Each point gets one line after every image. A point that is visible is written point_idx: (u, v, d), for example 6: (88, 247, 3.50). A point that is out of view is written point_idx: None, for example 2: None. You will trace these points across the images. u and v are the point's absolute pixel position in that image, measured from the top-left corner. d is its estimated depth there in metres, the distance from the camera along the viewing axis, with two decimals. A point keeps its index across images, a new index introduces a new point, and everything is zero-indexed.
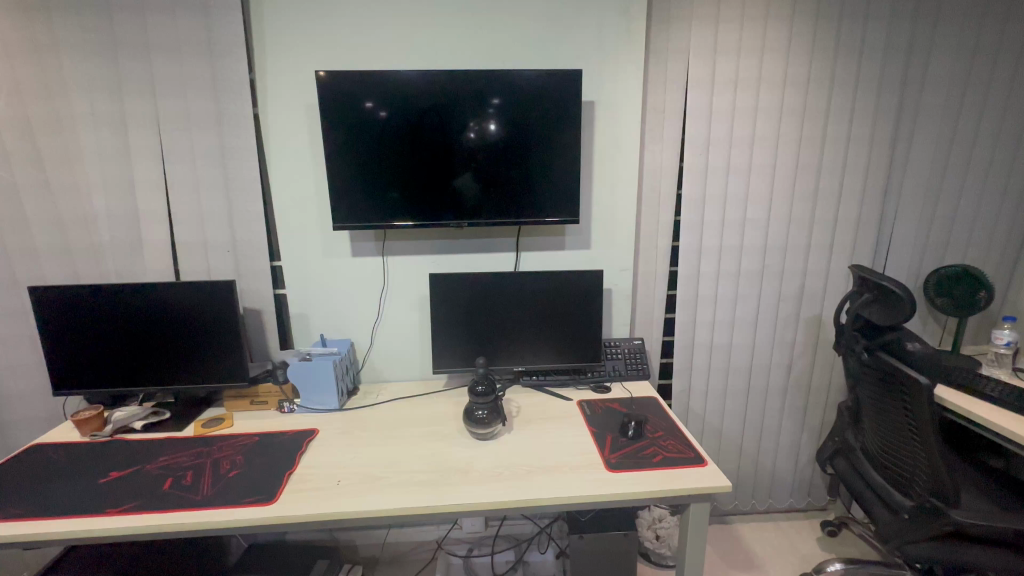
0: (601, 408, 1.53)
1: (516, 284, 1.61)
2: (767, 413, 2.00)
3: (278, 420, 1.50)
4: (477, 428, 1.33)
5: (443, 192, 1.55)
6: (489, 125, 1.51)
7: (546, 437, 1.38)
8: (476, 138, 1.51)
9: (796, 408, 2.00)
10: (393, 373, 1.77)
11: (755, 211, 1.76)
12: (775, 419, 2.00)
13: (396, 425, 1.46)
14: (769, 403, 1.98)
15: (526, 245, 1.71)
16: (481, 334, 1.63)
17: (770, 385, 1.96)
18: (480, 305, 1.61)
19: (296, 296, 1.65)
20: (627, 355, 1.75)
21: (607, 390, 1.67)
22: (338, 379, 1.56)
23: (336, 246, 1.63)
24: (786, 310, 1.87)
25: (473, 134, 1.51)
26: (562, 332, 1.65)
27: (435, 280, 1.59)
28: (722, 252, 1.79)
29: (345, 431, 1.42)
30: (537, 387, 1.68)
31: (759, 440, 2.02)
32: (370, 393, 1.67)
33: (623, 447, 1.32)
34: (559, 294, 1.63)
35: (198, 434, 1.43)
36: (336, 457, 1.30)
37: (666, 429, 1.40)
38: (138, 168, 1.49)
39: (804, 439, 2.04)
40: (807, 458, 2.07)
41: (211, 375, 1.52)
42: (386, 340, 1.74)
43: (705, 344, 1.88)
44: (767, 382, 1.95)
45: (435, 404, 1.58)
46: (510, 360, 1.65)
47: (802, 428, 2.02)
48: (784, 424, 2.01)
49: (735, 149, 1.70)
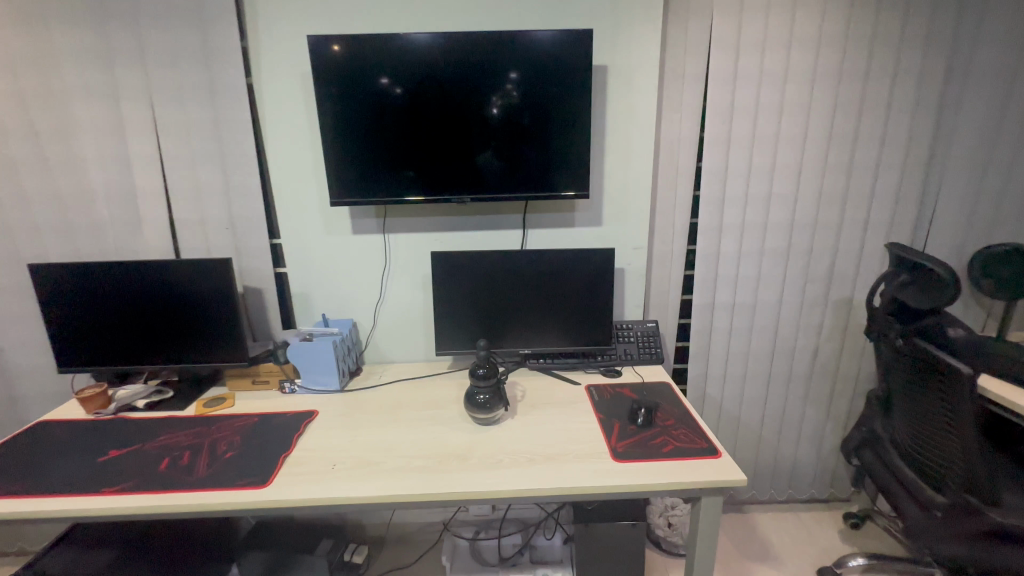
0: (609, 394, 1.46)
1: (523, 263, 1.53)
2: (788, 401, 1.90)
3: (279, 401, 1.48)
4: (477, 413, 1.27)
5: (466, 170, 1.47)
6: (513, 103, 1.41)
7: (551, 422, 1.32)
8: (501, 114, 1.42)
9: (820, 396, 1.89)
10: (397, 354, 1.72)
11: (782, 185, 1.63)
12: (797, 406, 1.90)
13: (398, 407, 1.42)
14: (792, 390, 1.88)
15: (534, 221, 1.62)
16: (485, 315, 1.57)
17: (794, 372, 1.85)
18: (485, 285, 1.55)
19: (297, 275, 1.62)
20: (640, 338, 1.67)
21: (617, 374, 1.59)
22: (339, 360, 1.52)
23: (338, 223, 1.58)
24: (814, 292, 1.75)
25: (497, 110, 1.42)
26: (572, 314, 1.58)
27: (438, 258, 1.52)
28: (745, 230, 1.67)
29: (345, 414, 1.39)
30: (545, 370, 1.62)
31: (779, 429, 1.93)
32: (373, 375, 1.64)
33: (632, 434, 1.25)
34: (568, 274, 1.55)
35: (199, 413, 1.41)
36: (334, 440, 1.27)
37: (679, 417, 1.32)
38: (134, 143, 1.45)
39: (829, 429, 1.93)
40: (831, 449, 1.96)
41: (213, 354, 1.50)
42: (390, 320, 1.69)
43: (723, 328, 1.78)
44: (790, 368, 1.85)
45: (439, 387, 1.54)
46: (516, 342, 1.59)
47: (827, 417, 1.91)
48: (808, 413, 1.91)
49: (761, 117, 1.56)
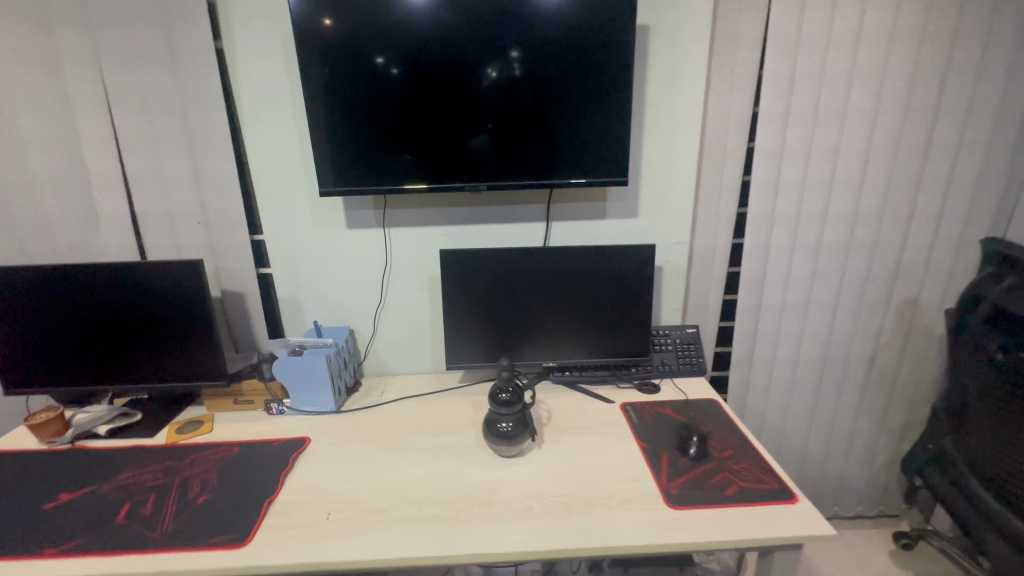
0: (650, 416, 1.25)
1: (545, 262, 1.31)
2: (839, 411, 1.70)
3: (264, 426, 1.27)
4: (500, 444, 1.07)
5: (455, 151, 1.23)
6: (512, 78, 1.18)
7: (585, 453, 1.12)
8: (492, 85, 1.18)
9: (875, 406, 1.69)
10: (400, 365, 1.51)
11: (846, 169, 1.41)
12: (848, 417, 1.70)
13: (404, 432, 1.22)
14: (843, 400, 1.68)
15: (558, 213, 1.39)
16: (502, 322, 1.35)
17: (846, 382, 1.65)
18: (503, 288, 1.33)
19: (284, 276, 1.40)
20: (679, 347, 1.46)
21: (655, 389, 1.38)
22: (334, 377, 1.31)
23: (330, 216, 1.35)
24: (874, 293, 1.54)
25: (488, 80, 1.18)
26: (603, 321, 1.36)
27: (447, 257, 1.30)
28: (800, 221, 1.45)
29: (342, 443, 1.18)
30: (571, 385, 1.41)
31: (827, 442, 1.73)
32: (374, 390, 1.43)
33: (683, 470, 1.05)
34: (599, 276, 1.33)
35: (170, 442, 1.21)
36: (329, 478, 1.07)
37: (737, 446, 1.12)
38: (83, 121, 1.21)
39: (882, 442, 1.74)
40: (883, 464, 1.77)
41: (187, 372, 1.29)
42: (391, 327, 1.47)
43: (769, 333, 1.57)
44: (843, 376, 1.64)
45: (451, 406, 1.33)
46: (538, 354, 1.38)
47: (881, 430, 1.72)
48: (860, 426, 1.71)
49: (827, 89, 1.33)
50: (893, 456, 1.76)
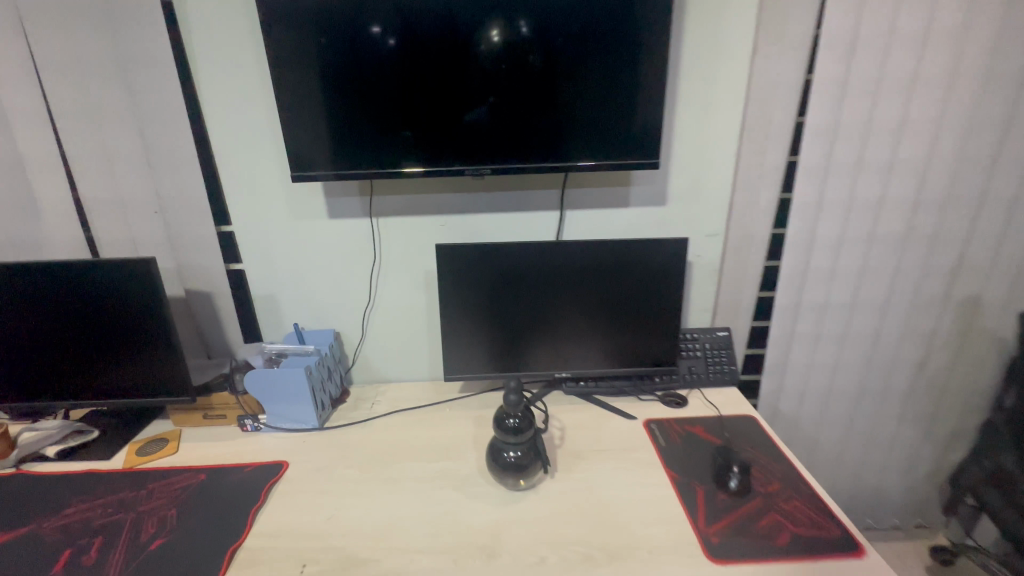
0: (679, 436, 1.09)
1: (559, 258, 1.13)
2: (881, 420, 1.53)
3: (237, 446, 1.11)
4: (506, 475, 0.92)
5: (453, 128, 1.03)
6: (517, 36, 0.97)
7: (607, 486, 0.96)
8: (492, 45, 0.98)
9: (921, 414, 1.52)
10: (393, 372, 1.35)
11: (910, 149, 1.20)
12: (891, 426, 1.54)
13: (396, 457, 1.06)
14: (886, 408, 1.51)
15: (573, 200, 1.20)
16: (509, 328, 1.18)
17: (891, 390, 1.48)
18: (510, 289, 1.15)
19: (259, 274, 1.22)
20: (708, 353, 1.29)
21: (682, 402, 1.22)
22: (317, 389, 1.15)
23: (309, 204, 1.16)
24: (930, 291, 1.36)
25: (489, 40, 0.97)
26: (624, 327, 1.19)
27: (443, 252, 1.12)
28: (852, 209, 1.26)
29: (324, 469, 1.03)
30: (586, 397, 1.24)
31: (864, 452, 1.58)
32: (363, 401, 1.27)
33: (723, 509, 0.90)
34: (620, 275, 1.15)
35: (129, 467, 1.05)
36: (308, 517, 0.91)
37: (783, 477, 0.96)
38: (10, 91, 1.02)
39: (926, 452, 1.58)
40: (924, 476, 1.62)
41: (147, 385, 1.12)
42: (382, 330, 1.30)
43: (808, 336, 1.40)
44: (888, 382, 1.47)
45: (451, 422, 1.17)
46: (550, 363, 1.21)
47: (925, 439, 1.56)
48: (902, 435, 1.55)
49: (894, 52, 1.12)
50: (934, 467, 1.61)
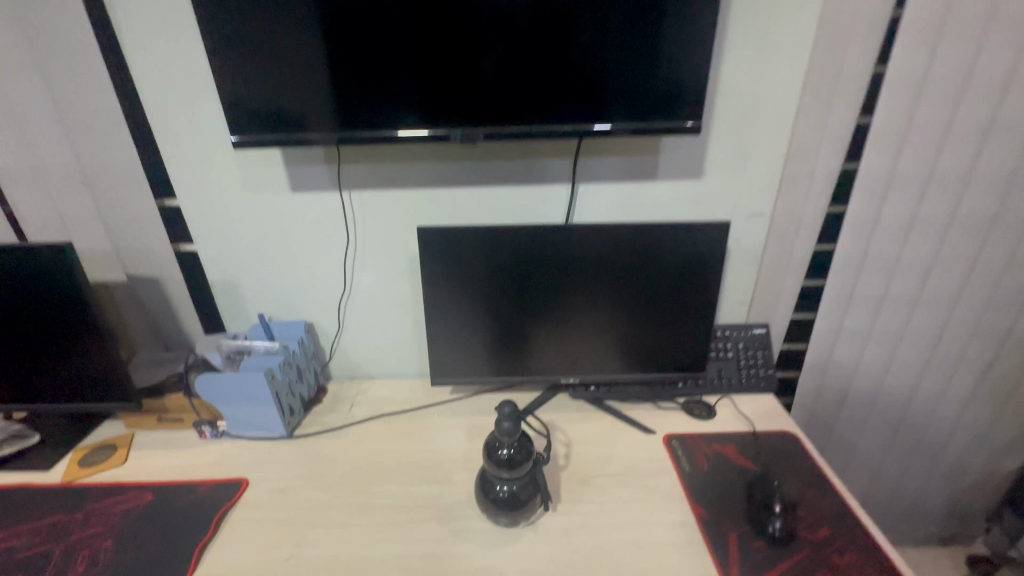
0: (707, 460, 0.92)
1: (568, 245, 0.93)
2: (933, 426, 1.34)
3: (193, 457, 0.97)
4: (498, 513, 0.77)
5: (462, 92, 0.81)
6: None
7: (618, 526, 0.80)
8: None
9: (979, 420, 1.33)
10: (377, 368, 1.18)
11: (1016, 109, 0.95)
12: (942, 432, 1.35)
13: (372, 477, 0.91)
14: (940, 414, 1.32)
15: (587, 171, 0.98)
16: (507, 327, 1.00)
17: (947, 394, 1.29)
18: (507, 281, 0.96)
19: (215, 258, 1.04)
20: (740, 353, 1.10)
21: (708, 412, 1.04)
22: (281, 395, 0.99)
23: (267, 174, 0.97)
24: (1010, 285, 1.14)
25: None
26: (644, 327, 1.00)
27: (427, 235, 0.92)
28: (931, 184, 1.03)
29: (287, 491, 0.89)
30: (596, 404, 1.07)
31: (909, 460, 1.40)
32: (341, 402, 1.11)
33: (761, 564, 0.73)
34: (642, 266, 0.95)
35: (67, 481, 0.92)
36: (263, 556, 0.78)
37: (834, 520, 0.79)
38: None
39: (978, 460, 1.40)
40: (970, 485, 1.45)
41: (85, 387, 0.97)
42: (361, 321, 1.13)
43: (858, 332, 1.20)
44: (946, 385, 1.27)
45: (438, 432, 1.01)
46: (554, 367, 1.03)
47: (979, 447, 1.38)
48: (954, 442, 1.37)
49: None
50: (982, 476, 1.44)
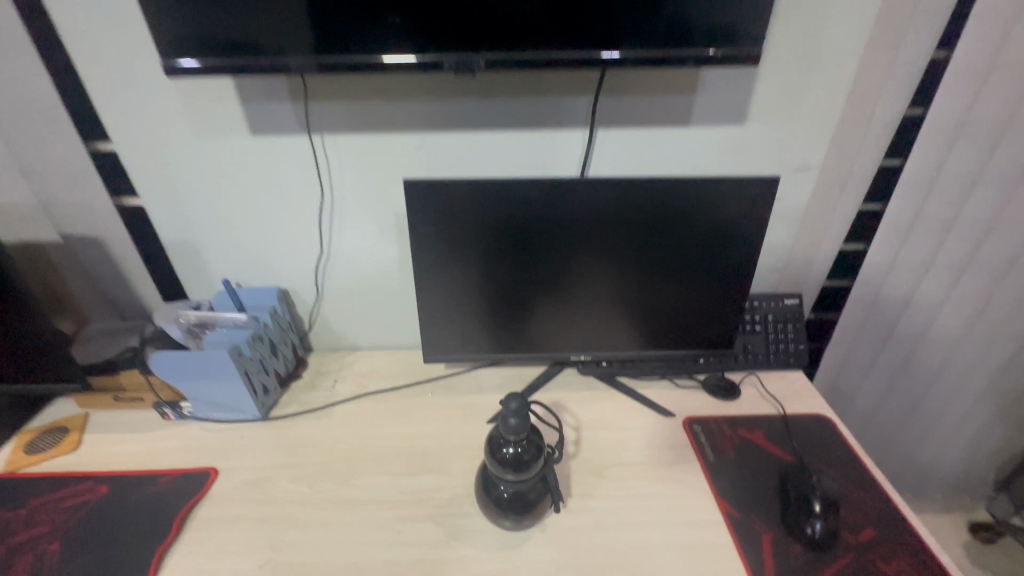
0: (733, 447, 0.83)
1: (583, 204, 0.78)
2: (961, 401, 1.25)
3: (154, 442, 0.86)
4: (504, 515, 0.68)
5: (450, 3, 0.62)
6: None
7: (636, 526, 0.72)
8: None
9: (1012, 395, 1.24)
10: (364, 338, 1.06)
11: None
12: (970, 407, 1.27)
13: (358, 467, 0.81)
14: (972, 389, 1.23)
15: (608, 113, 0.82)
16: (509, 299, 0.87)
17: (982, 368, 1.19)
18: (510, 246, 0.82)
19: (167, 214, 0.89)
20: (771, 326, 0.98)
21: (732, 392, 0.94)
22: (251, 374, 0.86)
23: (219, 113, 0.80)
24: None
25: None
26: (667, 299, 0.88)
27: (415, 190, 0.76)
28: (1007, 134, 0.88)
29: (261, 483, 0.78)
30: (607, 381, 0.97)
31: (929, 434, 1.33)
32: (324, 378, 1.00)
33: (799, 572, 0.65)
34: (670, 230, 0.81)
35: (10, 472, 0.81)
36: (231, 561, 0.68)
37: (878, 520, 0.71)
38: None
39: (1000, 434, 1.34)
40: (986, 456, 1.39)
41: (18, 368, 0.84)
42: (345, 287, 0.99)
43: (897, 300, 1.09)
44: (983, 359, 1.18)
45: (432, 414, 0.90)
46: (562, 342, 0.92)
47: (1004, 421, 1.30)
48: (980, 417, 1.29)
49: None
50: (1001, 447, 1.38)
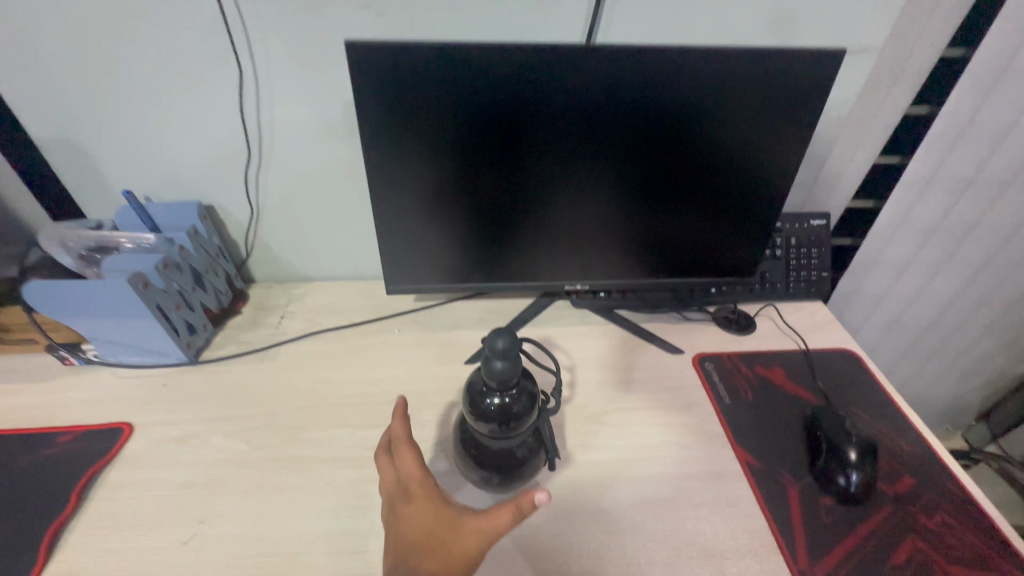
0: (750, 388, 0.72)
1: (585, 86, 0.60)
2: (975, 339, 1.17)
3: (51, 392, 0.70)
4: (490, 472, 0.56)
5: None
6: None
7: (640, 479, 0.61)
8: None
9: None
10: (317, 267, 0.89)
11: None
12: (983, 347, 1.19)
13: (310, 419, 0.67)
14: (989, 329, 1.14)
15: None
16: (490, 216, 0.70)
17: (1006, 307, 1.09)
18: (490, 144, 0.64)
19: (35, 100, 0.69)
20: (792, 251, 0.85)
21: (744, 324, 0.82)
22: (167, 308, 0.69)
23: None
24: None
25: None
26: (681, 218, 0.73)
27: (362, 60, 0.57)
28: None
29: (186, 440, 0.64)
30: (604, 314, 0.84)
31: (933, 372, 1.26)
32: (267, 314, 0.83)
33: (831, 529, 0.56)
34: (693, 126, 0.64)
35: None
36: (145, 536, 0.55)
37: (918, 469, 0.62)
38: None
39: (1007, 375, 1.27)
40: (986, 394, 1.34)
41: None
42: (286, 204, 0.81)
43: (929, 224, 0.97)
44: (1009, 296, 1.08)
45: (400, 354, 0.76)
46: (553, 269, 0.76)
47: (1014, 360, 1.23)
48: (991, 358, 1.21)
49: None
50: (1007, 385, 1.31)
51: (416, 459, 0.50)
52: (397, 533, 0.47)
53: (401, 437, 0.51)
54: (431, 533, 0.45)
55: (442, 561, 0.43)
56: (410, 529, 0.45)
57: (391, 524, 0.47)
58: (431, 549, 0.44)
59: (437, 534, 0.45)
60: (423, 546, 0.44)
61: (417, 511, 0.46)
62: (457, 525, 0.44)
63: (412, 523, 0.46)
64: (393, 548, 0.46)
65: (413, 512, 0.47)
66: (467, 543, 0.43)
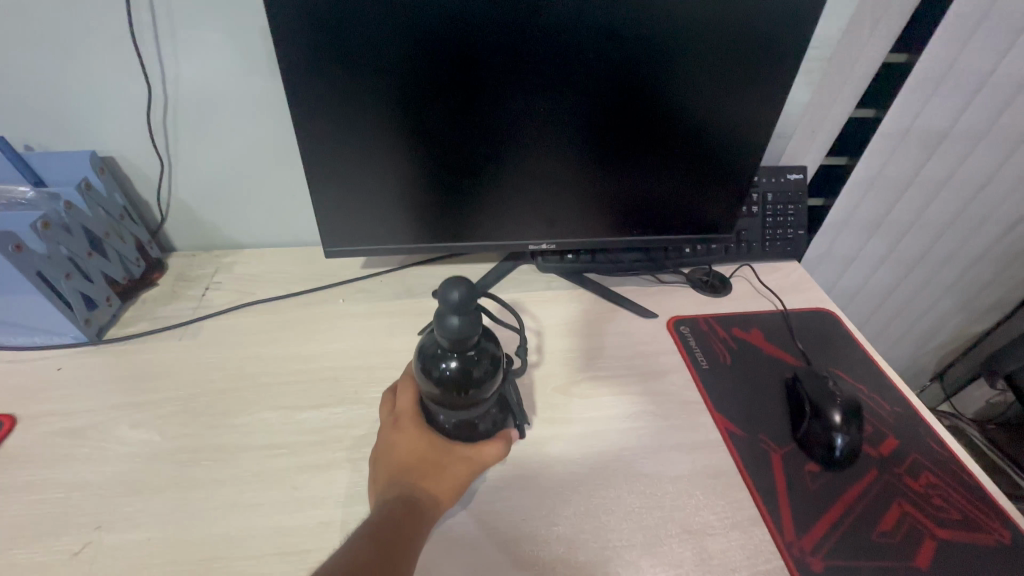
0: (728, 351, 0.67)
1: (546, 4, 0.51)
2: (938, 302, 1.17)
3: None
4: None
5: None
6: None
7: (614, 455, 0.55)
8: None
9: (989, 299, 1.16)
10: (249, 232, 0.78)
11: None
12: (945, 310, 1.19)
13: (235, 403, 0.57)
14: (951, 291, 1.14)
15: None
16: (442, 164, 0.61)
17: (968, 269, 1.09)
18: (436, 76, 0.54)
19: None
20: (768, 210, 0.80)
21: (719, 286, 0.77)
22: (53, 279, 0.57)
23: None
24: None
25: None
26: (656, 168, 0.65)
27: None
28: None
29: (81, 434, 0.54)
30: (572, 278, 0.77)
31: (898, 336, 1.25)
32: (190, 285, 0.72)
33: (815, 500, 0.52)
34: (670, 58, 0.56)
35: None
36: (21, 551, 0.45)
37: (902, 428, 0.59)
38: None
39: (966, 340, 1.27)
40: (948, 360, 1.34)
41: None
42: (204, 156, 0.69)
43: (900, 182, 0.94)
44: (972, 258, 1.07)
45: (343, 327, 0.67)
46: (516, 228, 0.68)
47: (975, 324, 1.23)
48: (953, 321, 1.21)
49: None
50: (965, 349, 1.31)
51: (412, 394, 0.52)
52: (384, 458, 0.47)
53: (407, 374, 0.53)
54: (423, 457, 0.46)
55: (432, 483, 0.45)
56: (402, 453, 0.47)
57: (378, 450, 0.48)
58: (422, 470, 0.46)
59: (430, 459, 0.47)
60: (414, 467, 0.46)
61: (407, 438, 0.48)
62: (450, 455, 0.47)
63: (403, 447, 0.47)
64: (382, 470, 0.46)
65: (404, 438, 0.48)
66: (456, 471, 0.46)
